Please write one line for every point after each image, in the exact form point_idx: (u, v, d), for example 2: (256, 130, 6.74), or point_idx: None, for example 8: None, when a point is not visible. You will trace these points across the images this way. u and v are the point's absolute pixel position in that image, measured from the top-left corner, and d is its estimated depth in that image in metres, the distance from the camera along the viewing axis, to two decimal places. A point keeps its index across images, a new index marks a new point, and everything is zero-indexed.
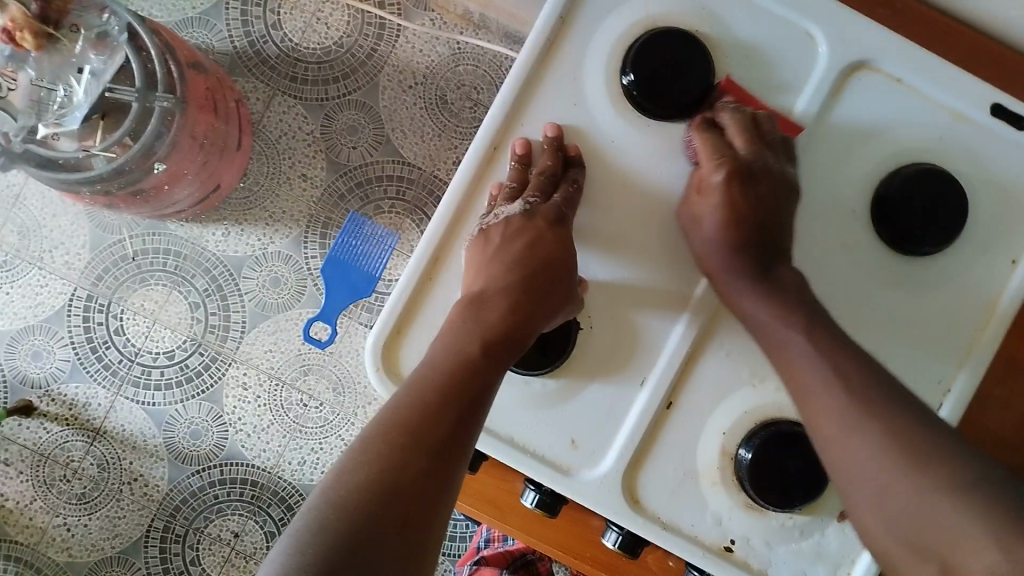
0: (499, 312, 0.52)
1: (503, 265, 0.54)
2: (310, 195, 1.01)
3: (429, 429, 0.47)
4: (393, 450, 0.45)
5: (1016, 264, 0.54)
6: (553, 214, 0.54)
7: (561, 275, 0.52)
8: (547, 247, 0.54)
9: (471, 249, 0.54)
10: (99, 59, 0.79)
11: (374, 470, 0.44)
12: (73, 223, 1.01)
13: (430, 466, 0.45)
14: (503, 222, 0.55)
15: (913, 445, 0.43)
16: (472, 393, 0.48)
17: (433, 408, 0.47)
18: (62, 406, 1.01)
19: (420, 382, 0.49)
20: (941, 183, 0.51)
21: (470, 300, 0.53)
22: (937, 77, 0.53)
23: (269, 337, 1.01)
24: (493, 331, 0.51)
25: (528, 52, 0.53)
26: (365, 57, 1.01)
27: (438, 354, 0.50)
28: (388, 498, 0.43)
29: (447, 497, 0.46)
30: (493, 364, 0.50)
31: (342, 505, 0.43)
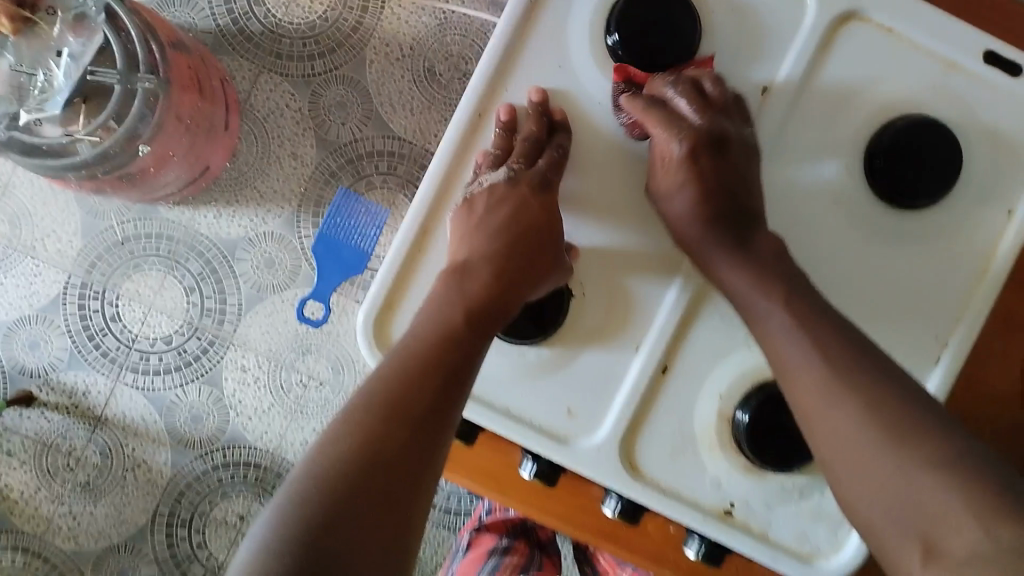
0: (483, 280, 0.51)
1: (488, 235, 0.52)
2: (301, 173, 1.00)
3: (412, 400, 0.45)
4: (377, 421, 0.44)
5: (1013, 214, 0.52)
6: (536, 179, 0.53)
7: (546, 242, 0.51)
8: (531, 214, 0.52)
9: (454, 219, 0.53)
10: (78, 42, 0.77)
11: (356, 443, 0.43)
12: (63, 211, 1.00)
13: (413, 439, 0.44)
14: (486, 190, 0.53)
15: (894, 420, 0.42)
16: (457, 363, 0.47)
17: (416, 378, 0.46)
18: (61, 395, 1.01)
19: (404, 354, 0.47)
20: (934, 135, 0.50)
21: (454, 270, 0.51)
22: (927, 26, 0.51)
23: (266, 318, 1.00)
24: (477, 301, 0.50)
25: (509, 16, 0.52)
26: (351, 31, 0.99)
27: (422, 325, 0.49)
28: (371, 471, 0.42)
29: (432, 469, 0.45)
30: (477, 335, 0.48)
31: (323, 480, 0.42)
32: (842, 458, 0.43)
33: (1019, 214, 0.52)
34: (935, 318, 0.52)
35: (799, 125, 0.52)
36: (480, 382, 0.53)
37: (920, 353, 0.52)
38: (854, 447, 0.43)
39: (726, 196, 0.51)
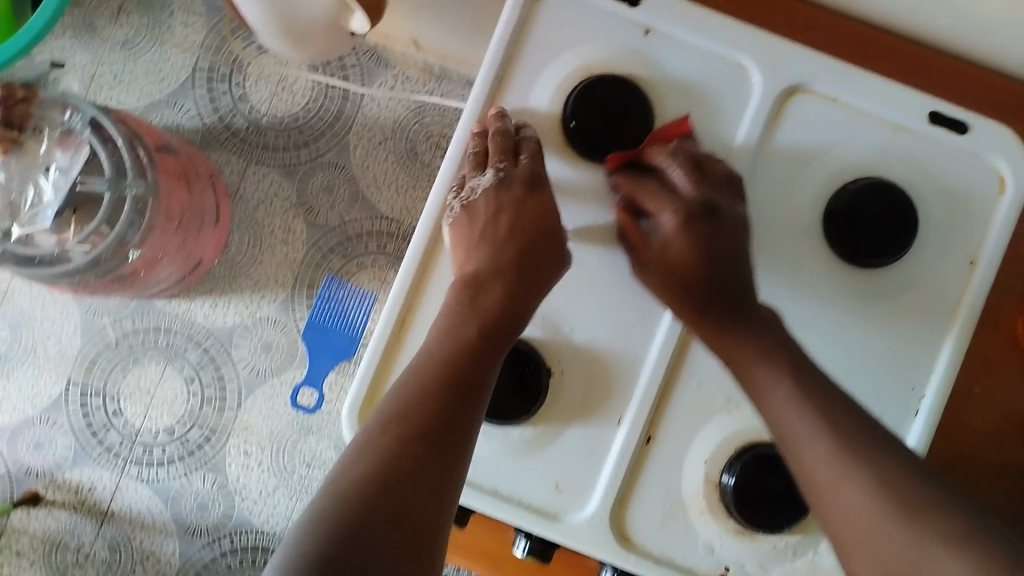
0: (495, 296, 0.53)
1: (492, 245, 0.54)
2: (292, 258, 1.02)
3: (428, 416, 0.47)
4: (392, 442, 0.46)
5: (976, 264, 0.54)
6: (529, 177, 0.54)
7: (544, 252, 0.53)
8: (527, 213, 0.54)
9: (454, 227, 0.55)
10: (65, 156, 0.82)
11: (374, 462, 0.45)
12: (63, 312, 1.02)
13: (430, 454, 0.46)
14: (483, 195, 0.55)
15: (901, 488, 0.43)
16: (467, 379, 0.49)
17: (429, 397, 0.48)
18: (68, 492, 1.02)
19: (417, 372, 0.50)
20: (888, 195, 0.52)
21: (466, 282, 0.53)
22: (871, 92, 0.53)
23: (266, 402, 1.01)
24: (489, 316, 0.52)
25: (472, 106, 0.56)
26: (333, 119, 1.03)
27: (433, 343, 0.51)
28: (389, 487, 0.44)
29: (452, 480, 0.47)
30: (489, 349, 0.51)
31: (344, 498, 0.44)
32: (850, 519, 0.44)
33: (980, 265, 0.54)
34: (910, 371, 0.54)
35: (759, 196, 0.54)
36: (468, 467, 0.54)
37: (896, 406, 0.54)
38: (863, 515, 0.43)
39: None
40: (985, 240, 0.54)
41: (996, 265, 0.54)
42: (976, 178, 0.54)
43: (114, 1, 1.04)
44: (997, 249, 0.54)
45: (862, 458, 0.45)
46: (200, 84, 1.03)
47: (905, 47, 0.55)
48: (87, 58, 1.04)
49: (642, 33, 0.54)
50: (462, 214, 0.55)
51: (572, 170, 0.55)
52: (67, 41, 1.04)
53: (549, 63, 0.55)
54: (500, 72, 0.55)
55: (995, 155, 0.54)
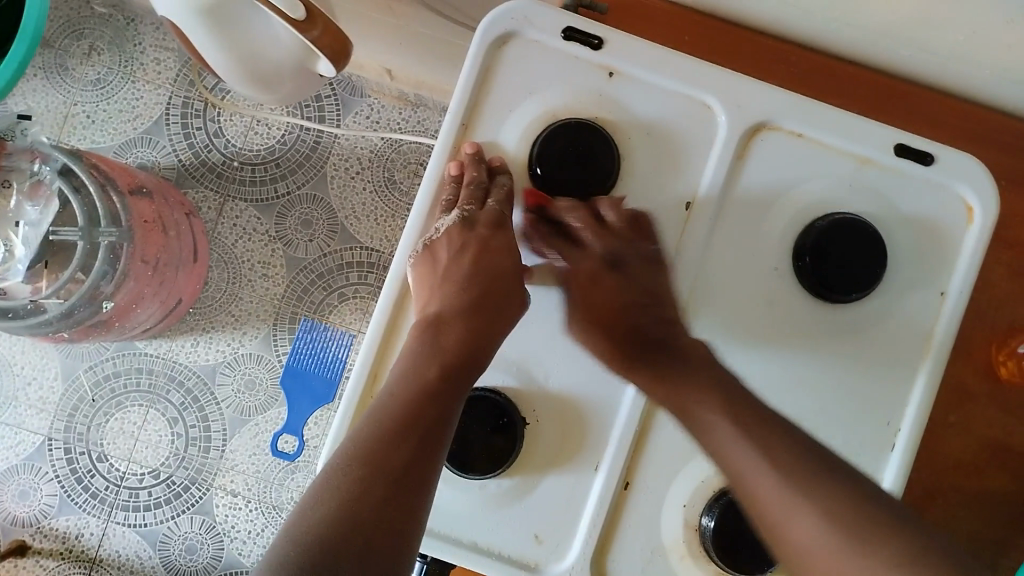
0: (456, 335, 0.53)
1: (456, 285, 0.56)
2: (273, 293, 1.00)
3: (388, 456, 0.47)
4: (354, 484, 0.46)
5: (946, 296, 0.54)
6: (493, 220, 0.56)
7: (502, 299, 0.54)
8: (491, 254, 0.56)
9: (416, 268, 0.54)
10: (35, 209, 0.81)
11: (334, 506, 0.45)
12: (42, 357, 1.00)
13: (390, 495, 0.46)
14: (444, 235, 0.56)
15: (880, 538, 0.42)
16: (430, 418, 0.49)
17: (392, 438, 0.48)
18: (55, 540, 0.99)
19: (381, 412, 0.49)
20: (856, 232, 0.51)
21: (427, 323, 0.53)
22: (836, 127, 0.53)
23: (252, 441, 0.99)
24: (451, 354, 0.52)
25: (440, 147, 0.55)
26: (310, 151, 1.01)
27: (397, 380, 0.51)
28: (349, 531, 0.44)
29: (415, 522, 0.46)
30: (452, 387, 0.50)
31: (302, 542, 0.43)
32: None
33: (951, 296, 0.54)
34: (885, 404, 0.54)
35: (726, 234, 0.54)
36: (442, 519, 0.53)
37: (871, 440, 0.54)
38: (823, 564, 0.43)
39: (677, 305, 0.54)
40: (954, 271, 0.54)
41: (967, 295, 0.54)
42: (943, 209, 0.54)
43: (84, 41, 1.01)
44: (967, 278, 0.53)
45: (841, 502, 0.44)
46: (174, 121, 1.01)
47: (849, 70, 0.56)
48: (60, 98, 1.01)
49: (606, 76, 0.54)
50: (425, 256, 0.55)
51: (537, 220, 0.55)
52: (38, 82, 1.01)
53: (515, 109, 0.54)
54: (465, 119, 0.54)
55: (962, 185, 0.53)
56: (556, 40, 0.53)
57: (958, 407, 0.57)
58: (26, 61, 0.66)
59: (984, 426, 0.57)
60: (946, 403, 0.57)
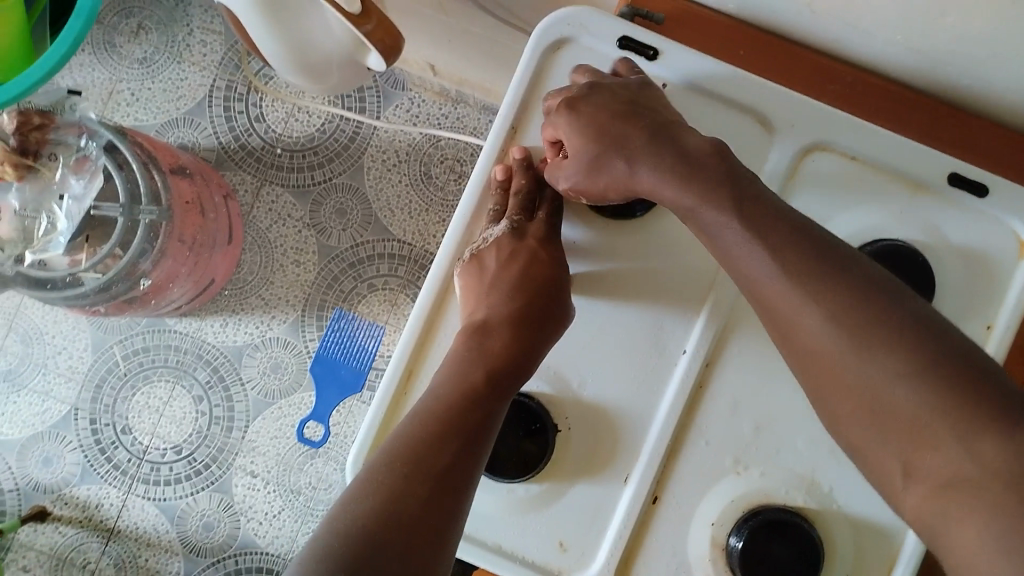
0: (502, 340, 0.53)
1: (504, 294, 0.54)
2: (304, 279, 1.00)
3: (430, 457, 0.47)
4: (396, 480, 0.46)
5: (992, 330, 0.53)
6: (541, 232, 0.56)
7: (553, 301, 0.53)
8: (541, 267, 0.54)
9: (464, 276, 0.54)
10: (80, 184, 0.82)
11: (378, 500, 0.45)
12: (75, 327, 1.01)
13: (433, 495, 0.46)
14: (492, 244, 0.56)
15: None
16: (474, 421, 0.49)
17: (434, 438, 0.48)
18: (75, 508, 1.00)
19: (424, 413, 0.49)
20: (903, 259, 0.51)
21: (474, 329, 0.53)
22: (888, 153, 0.53)
23: (274, 424, 0.99)
24: (497, 360, 0.51)
25: (488, 150, 0.55)
26: (349, 140, 1.01)
27: (442, 384, 0.51)
28: (392, 524, 0.44)
29: (454, 524, 0.46)
30: (497, 392, 0.50)
31: (348, 533, 0.43)
32: None
33: (997, 329, 0.53)
34: None
35: None
36: (472, 522, 0.54)
37: None
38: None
39: (722, 320, 0.53)
40: (1001, 305, 0.53)
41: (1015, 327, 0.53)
42: (992, 244, 0.53)
43: (132, 18, 1.02)
44: (1015, 315, 0.53)
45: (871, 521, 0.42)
46: (217, 103, 1.01)
47: (904, 93, 0.55)
48: (106, 74, 1.02)
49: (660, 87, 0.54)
50: (472, 264, 0.55)
51: (582, 233, 0.56)
52: (85, 56, 1.02)
53: None
54: (514, 123, 0.55)
55: (1013, 220, 0.53)
56: (610, 49, 0.54)
57: None
58: (82, 37, 0.66)
59: None
60: None
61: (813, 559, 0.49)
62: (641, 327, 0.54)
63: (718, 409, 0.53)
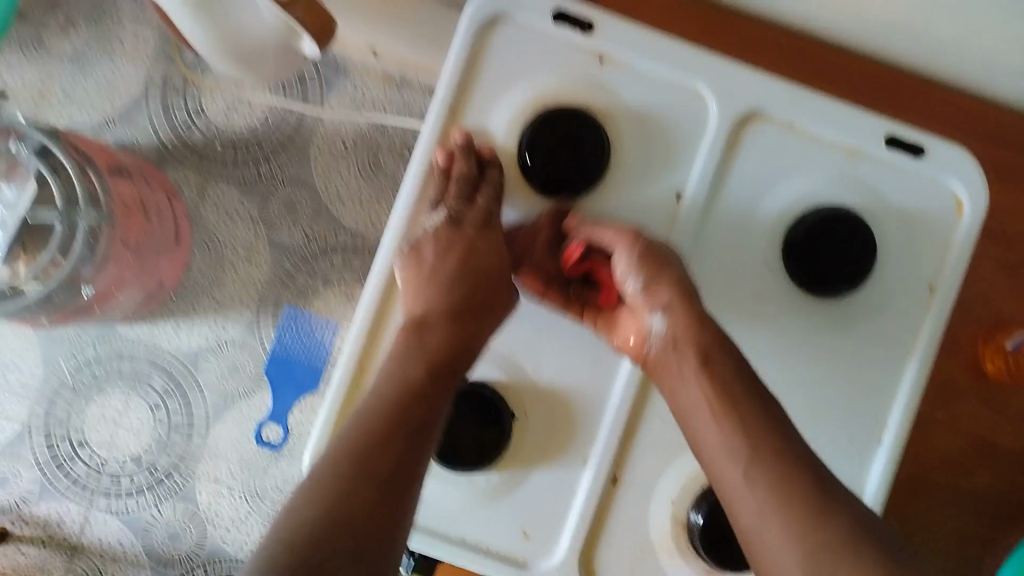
0: (442, 335, 0.51)
1: (445, 285, 0.53)
2: (256, 277, 0.98)
3: (374, 457, 0.46)
4: (340, 483, 0.45)
5: (934, 293, 0.53)
6: (481, 218, 0.54)
7: (500, 288, 0.53)
8: (483, 253, 0.54)
9: (404, 268, 0.52)
10: (11, 190, 0.79)
11: (320, 506, 0.44)
12: (21, 341, 0.98)
13: (379, 496, 0.45)
14: (431, 235, 0.54)
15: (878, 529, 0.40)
16: (419, 419, 0.48)
17: (379, 438, 0.47)
18: (35, 527, 0.97)
19: (367, 413, 0.48)
20: (845, 226, 0.51)
21: (413, 325, 0.51)
22: (829, 116, 0.52)
23: (234, 427, 0.97)
24: (437, 357, 0.50)
25: (428, 133, 0.53)
26: (293, 132, 0.99)
27: (383, 384, 0.49)
28: (333, 531, 0.43)
29: (401, 527, 0.45)
30: (442, 388, 0.49)
31: (289, 545, 0.42)
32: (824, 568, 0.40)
33: (942, 290, 0.53)
34: (879, 400, 0.53)
35: (717, 228, 0.53)
36: (429, 514, 0.52)
37: (863, 436, 0.53)
38: (765, 532, 0.42)
39: None
40: (942, 268, 0.53)
41: (894, 462, 0.53)
42: (933, 205, 0.53)
43: (61, 16, 0.98)
44: (964, 272, 0.53)
45: (823, 489, 0.42)
46: (154, 102, 0.98)
47: (845, 60, 0.54)
48: (37, 74, 0.98)
49: (597, 62, 0.52)
50: (411, 256, 0.53)
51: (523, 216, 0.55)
52: (15, 61, 0.99)
53: (502, 95, 0.53)
54: (451, 107, 0.53)
55: (952, 180, 0.53)
56: (546, 25, 0.52)
57: (947, 403, 0.57)
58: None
59: (976, 419, 0.57)
60: (938, 397, 0.57)
61: None
62: (592, 305, 0.53)
63: None
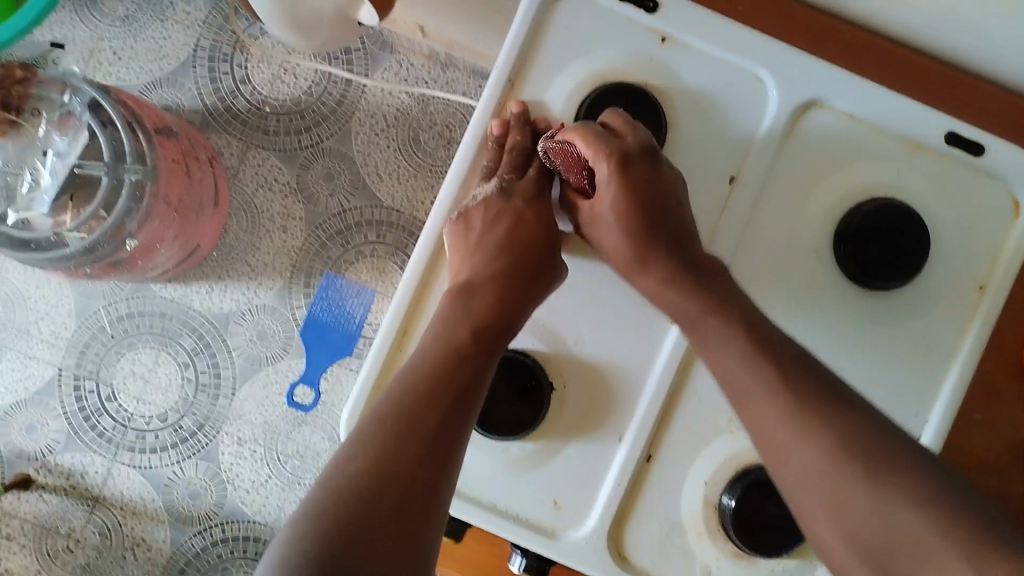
0: (489, 300, 0.52)
1: (490, 254, 0.54)
2: (290, 245, 0.99)
3: (420, 415, 0.46)
4: (386, 438, 0.45)
5: (985, 291, 0.54)
6: (530, 191, 0.57)
7: (542, 255, 0.54)
8: (525, 227, 0.56)
9: (451, 236, 0.54)
10: (63, 140, 0.81)
11: (368, 461, 0.44)
12: (57, 293, 0.99)
13: (426, 452, 0.45)
14: (481, 203, 0.55)
15: None
16: (465, 376, 0.48)
17: (424, 396, 0.47)
18: (59, 476, 0.99)
19: (412, 372, 0.49)
20: (898, 215, 0.51)
21: (458, 289, 0.53)
22: (892, 108, 0.53)
23: (260, 391, 0.98)
24: (483, 319, 0.51)
25: (485, 103, 0.54)
26: (336, 104, 1.00)
27: (428, 344, 0.50)
28: (383, 484, 0.43)
29: (447, 482, 0.45)
30: (484, 350, 0.50)
31: (338, 498, 0.43)
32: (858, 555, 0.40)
33: (990, 290, 0.53)
34: (917, 397, 0.53)
35: (770, 213, 0.53)
36: (464, 479, 0.53)
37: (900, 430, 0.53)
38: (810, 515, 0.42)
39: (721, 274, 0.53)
40: (994, 266, 0.54)
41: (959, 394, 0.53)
42: (984, 204, 0.54)
43: None
44: (1010, 274, 0.53)
45: None
46: (201, 64, 0.99)
47: (911, 57, 0.54)
48: (88, 32, 1.00)
49: (659, 41, 0.53)
50: (459, 223, 0.54)
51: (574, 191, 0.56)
52: (66, 16, 0.99)
53: (562, 68, 0.54)
54: (512, 77, 0.54)
55: (1012, 180, 0.53)
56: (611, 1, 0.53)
57: (986, 404, 0.57)
58: (46, 11, 0.66)
59: (1011, 424, 0.57)
60: (975, 399, 0.57)
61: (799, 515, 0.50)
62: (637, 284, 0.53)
63: None
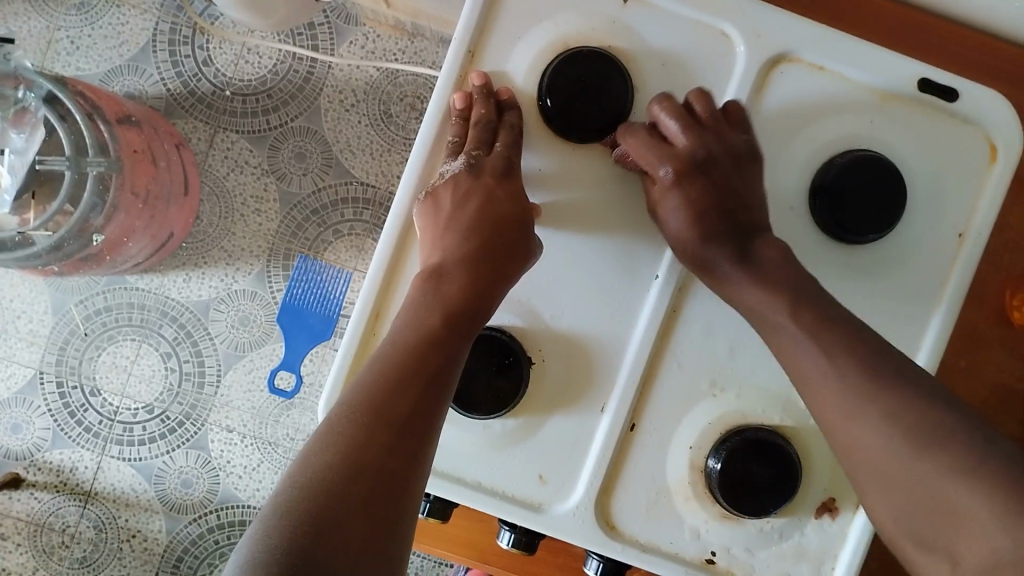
0: (459, 283, 0.51)
1: (459, 233, 0.52)
2: (266, 229, 0.98)
3: (390, 402, 0.46)
4: (356, 427, 0.45)
5: (963, 239, 0.53)
6: (500, 166, 0.53)
7: (516, 233, 0.51)
8: (498, 204, 0.52)
9: (420, 216, 0.52)
10: (20, 138, 0.78)
11: (338, 449, 0.44)
12: (32, 291, 0.97)
13: (396, 439, 0.45)
14: (449, 181, 0.53)
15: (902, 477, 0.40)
16: (436, 364, 0.48)
17: (396, 383, 0.47)
18: (49, 474, 0.98)
19: (382, 359, 0.48)
20: (873, 167, 0.50)
21: (428, 272, 0.51)
22: (861, 58, 0.52)
23: (247, 377, 0.98)
24: (453, 303, 0.50)
25: (446, 75, 0.53)
26: (303, 82, 0.97)
27: (399, 329, 0.49)
28: (353, 472, 0.43)
29: (418, 470, 0.45)
30: (456, 336, 0.49)
31: (308, 487, 0.42)
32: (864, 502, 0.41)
33: (969, 238, 0.53)
34: (900, 350, 0.53)
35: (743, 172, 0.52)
36: (446, 458, 0.53)
37: None
38: None
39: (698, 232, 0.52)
40: (972, 213, 0.53)
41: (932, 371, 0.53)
42: (960, 151, 0.53)
43: None
44: (987, 221, 0.53)
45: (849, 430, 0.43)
46: (161, 48, 0.97)
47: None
48: (42, 22, 0.97)
49: (620, 2, 0.52)
50: (427, 202, 0.52)
51: (544, 161, 0.54)
52: (20, 5, 0.97)
53: (523, 36, 0.52)
54: (472, 47, 0.52)
55: (986, 124, 0.53)
56: None
57: (969, 350, 0.57)
58: None
59: (994, 371, 0.57)
60: (957, 348, 0.57)
61: (791, 478, 0.49)
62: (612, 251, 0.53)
63: (693, 331, 0.53)
